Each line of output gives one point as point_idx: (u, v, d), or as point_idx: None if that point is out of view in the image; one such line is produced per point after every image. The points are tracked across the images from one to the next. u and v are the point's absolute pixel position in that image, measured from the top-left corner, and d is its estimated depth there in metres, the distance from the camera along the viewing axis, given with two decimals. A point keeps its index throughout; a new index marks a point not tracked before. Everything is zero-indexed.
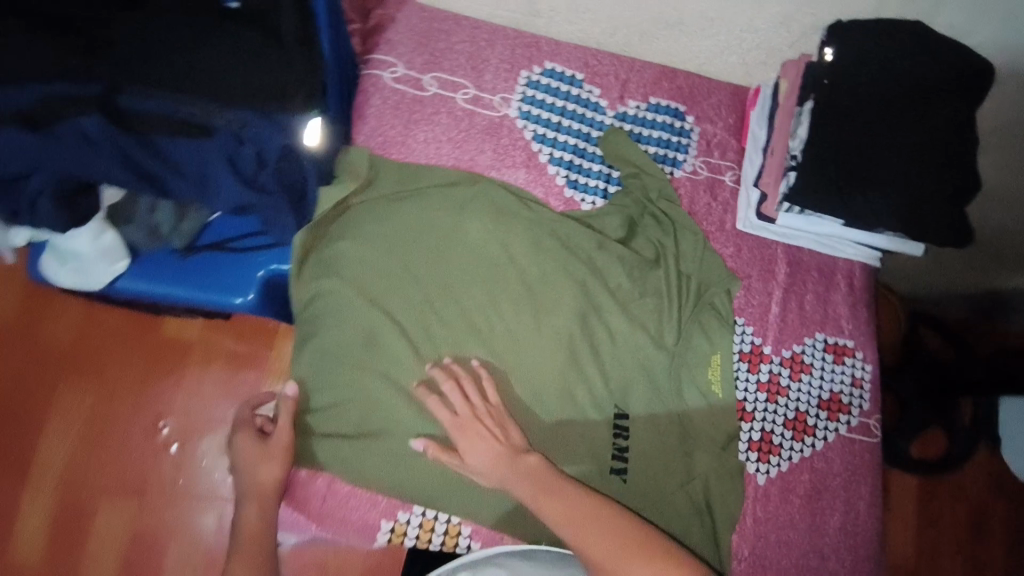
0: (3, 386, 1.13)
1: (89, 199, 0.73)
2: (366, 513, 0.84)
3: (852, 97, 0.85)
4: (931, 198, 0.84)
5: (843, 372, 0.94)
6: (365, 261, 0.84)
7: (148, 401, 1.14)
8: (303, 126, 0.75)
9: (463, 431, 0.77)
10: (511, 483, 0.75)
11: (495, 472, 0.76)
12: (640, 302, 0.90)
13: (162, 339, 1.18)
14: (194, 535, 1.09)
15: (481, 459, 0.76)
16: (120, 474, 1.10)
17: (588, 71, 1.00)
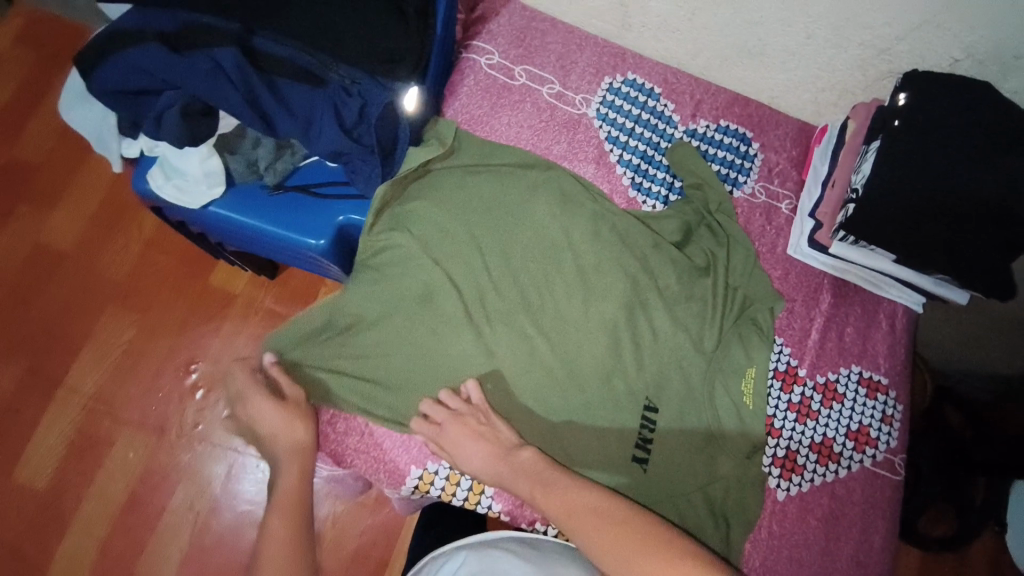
0: (60, 309, 1.26)
1: (207, 123, 0.82)
2: (397, 458, 0.88)
3: (919, 140, 0.89)
4: (979, 245, 0.88)
5: (874, 408, 0.96)
6: (436, 226, 0.92)
7: (186, 343, 1.26)
8: (404, 92, 0.86)
9: (450, 436, 0.81)
10: (507, 480, 0.80)
11: (491, 469, 0.80)
12: (686, 307, 0.95)
13: (209, 287, 1.30)
14: (203, 479, 1.20)
15: (473, 459, 0.81)
16: (144, 409, 1.22)
17: (666, 86, 1.07)
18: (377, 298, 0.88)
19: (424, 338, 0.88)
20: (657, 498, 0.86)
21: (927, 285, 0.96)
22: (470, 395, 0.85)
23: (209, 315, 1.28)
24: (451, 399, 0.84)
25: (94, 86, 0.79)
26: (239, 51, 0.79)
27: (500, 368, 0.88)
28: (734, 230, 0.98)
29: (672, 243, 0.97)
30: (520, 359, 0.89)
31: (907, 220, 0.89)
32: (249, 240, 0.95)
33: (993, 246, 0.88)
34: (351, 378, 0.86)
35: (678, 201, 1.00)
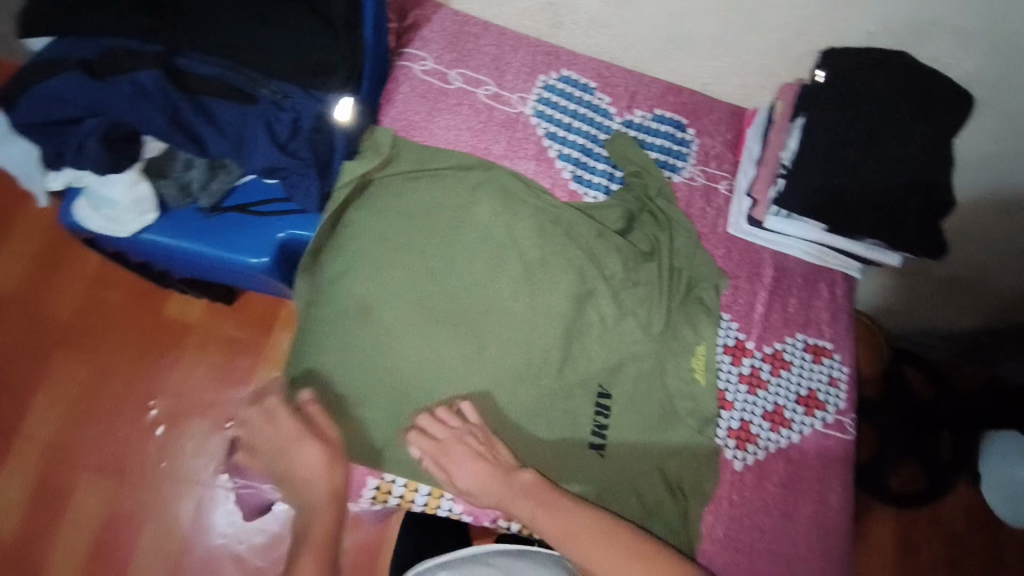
0: (5, 356, 1.22)
1: (133, 148, 0.82)
2: (351, 471, 0.85)
3: (839, 115, 0.93)
4: (907, 212, 0.92)
5: (820, 371, 1.01)
6: (378, 235, 0.92)
7: (141, 381, 1.24)
8: (336, 102, 0.87)
9: (447, 454, 0.82)
10: (503, 499, 0.81)
11: (491, 489, 0.82)
12: (634, 294, 0.98)
13: (163, 319, 1.28)
14: (172, 519, 1.18)
15: (472, 479, 0.82)
16: (103, 452, 1.19)
17: (600, 81, 1.10)
18: (324, 316, 0.89)
19: (372, 349, 0.87)
20: (620, 481, 0.89)
21: (861, 251, 1.00)
22: (465, 414, 0.84)
23: (166, 349, 1.26)
24: (454, 420, 0.83)
25: (16, 120, 0.78)
26: (162, 73, 0.79)
27: (454, 369, 0.88)
28: (674, 214, 1.02)
29: (618, 230, 1.00)
30: (471, 357, 0.89)
31: (832, 188, 0.92)
32: (188, 263, 0.95)
33: (918, 207, 0.92)
34: (308, 392, 0.86)
35: (619, 190, 1.02)
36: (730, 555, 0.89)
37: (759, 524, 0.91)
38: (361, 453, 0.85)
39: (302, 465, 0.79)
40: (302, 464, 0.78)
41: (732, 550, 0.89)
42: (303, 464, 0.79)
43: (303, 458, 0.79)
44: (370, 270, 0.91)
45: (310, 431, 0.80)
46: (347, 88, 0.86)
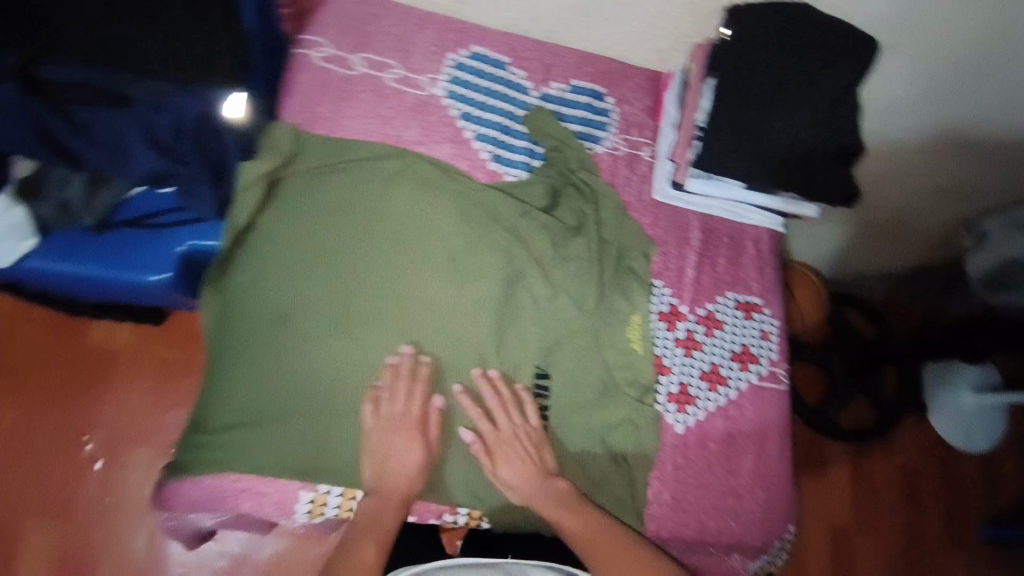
0: None
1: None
2: (283, 487, 0.85)
3: (747, 72, 0.92)
4: (819, 162, 0.94)
5: (752, 327, 1.03)
6: (290, 239, 0.89)
7: (71, 417, 1.16)
8: (223, 100, 0.80)
9: (503, 447, 0.87)
10: (538, 499, 0.85)
11: (527, 488, 0.86)
12: (564, 272, 0.97)
13: (86, 348, 1.20)
14: (125, 556, 1.12)
15: (517, 476, 0.86)
16: (41, 494, 1.12)
17: (513, 55, 1.06)
18: (245, 327, 0.88)
19: (295, 353, 0.87)
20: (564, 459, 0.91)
21: (780, 206, 1.02)
22: (531, 413, 0.89)
23: (94, 380, 1.19)
24: (530, 419, 0.89)
25: None
26: (18, 86, 0.73)
27: (383, 365, 0.89)
28: (598, 186, 1.01)
29: (542, 207, 0.98)
30: (399, 351, 0.89)
31: (743, 144, 0.93)
32: (92, 288, 0.91)
33: (829, 157, 0.94)
34: (234, 404, 0.86)
35: (541, 165, 1.01)
36: (678, 516, 0.91)
37: (703, 484, 0.93)
38: (292, 461, 0.85)
39: (394, 455, 0.84)
40: (393, 455, 0.84)
41: (680, 511, 0.92)
42: (397, 455, 0.85)
43: (399, 450, 0.85)
44: (286, 277, 0.89)
45: (405, 425, 0.85)
46: (235, 83, 0.80)
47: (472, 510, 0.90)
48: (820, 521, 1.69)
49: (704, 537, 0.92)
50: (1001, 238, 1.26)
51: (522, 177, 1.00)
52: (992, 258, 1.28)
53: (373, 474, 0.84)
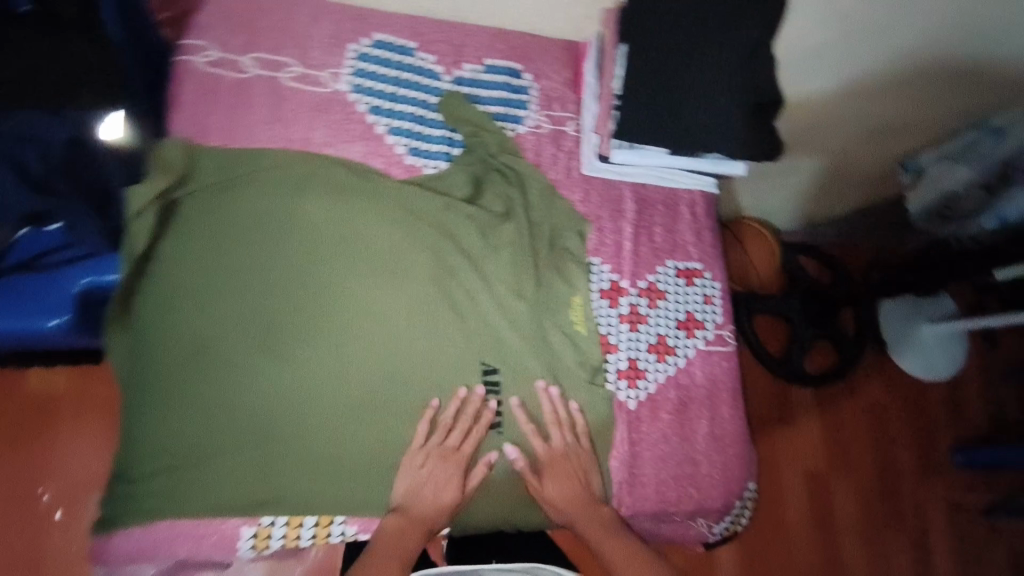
0: None
1: None
2: (221, 526, 0.82)
3: (653, 34, 0.90)
4: (736, 119, 0.91)
5: (695, 292, 1.01)
6: (198, 264, 0.85)
7: (24, 470, 1.09)
8: (100, 122, 0.74)
9: (553, 466, 0.87)
10: (581, 520, 0.86)
11: (572, 508, 0.87)
12: (497, 263, 0.94)
13: (25, 398, 1.12)
14: None
15: (561, 495, 0.87)
16: (9, 550, 1.05)
17: (419, 39, 1.00)
18: (161, 363, 0.83)
19: (220, 383, 0.83)
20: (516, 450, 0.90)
21: (707, 167, 1.00)
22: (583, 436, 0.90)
23: (40, 429, 1.11)
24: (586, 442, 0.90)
25: None
26: None
27: (316, 385, 0.85)
28: (522, 168, 0.98)
29: (465, 197, 0.95)
30: (331, 366, 0.86)
31: (660, 113, 0.91)
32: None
33: (746, 114, 0.92)
34: (161, 447, 0.81)
35: (460, 152, 0.97)
36: (637, 491, 0.91)
37: (659, 457, 0.92)
38: (233, 500, 0.82)
39: (447, 484, 0.85)
40: (447, 484, 0.85)
41: (638, 486, 0.91)
42: (445, 483, 0.85)
43: (449, 478, 0.85)
44: (198, 306, 0.84)
45: (450, 457, 0.86)
46: (116, 102, 0.74)
47: None
48: (796, 464, 1.75)
49: (665, 508, 0.91)
50: (939, 173, 1.27)
51: (443, 168, 0.95)
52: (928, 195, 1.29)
53: (408, 499, 0.84)
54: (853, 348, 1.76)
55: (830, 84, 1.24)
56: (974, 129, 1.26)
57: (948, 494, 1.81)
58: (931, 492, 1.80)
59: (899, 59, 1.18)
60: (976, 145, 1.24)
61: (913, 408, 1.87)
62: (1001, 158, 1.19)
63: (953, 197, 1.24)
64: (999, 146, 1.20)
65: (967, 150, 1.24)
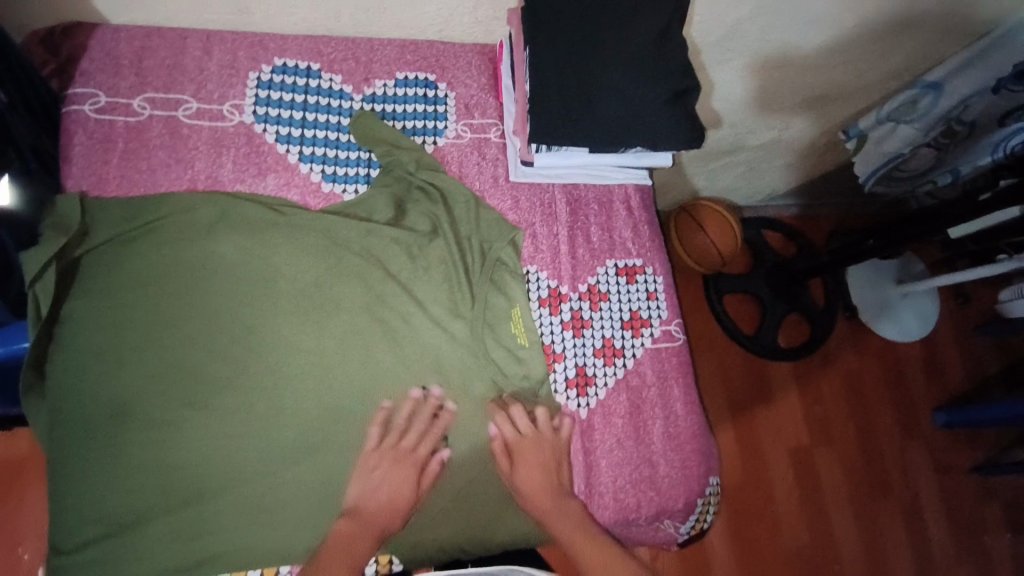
0: None
1: None
2: None
3: (556, 34, 0.87)
4: (652, 108, 0.88)
5: (638, 289, 0.99)
6: (104, 322, 0.78)
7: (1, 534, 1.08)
8: None
9: (524, 453, 0.83)
10: (552, 517, 0.82)
11: (541, 501, 0.82)
12: (429, 284, 0.90)
13: None
14: None
15: (532, 487, 0.83)
16: None
17: (323, 59, 0.96)
18: (76, 433, 0.76)
19: (144, 447, 0.77)
20: (473, 469, 0.85)
21: (631, 161, 0.97)
22: (560, 426, 0.87)
23: (10, 493, 1.10)
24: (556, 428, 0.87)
25: None
26: None
27: (248, 436, 0.79)
28: (446, 183, 0.93)
29: (388, 218, 0.91)
30: (261, 413, 0.80)
31: (572, 112, 0.87)
32: None
33: (662, 102, 0.89)
34: (89, 517, 0.75)
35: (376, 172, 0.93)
36: (595, 502, 0.88)
37: (615, 462, 0.90)
38: (167, 568, 0.75)
39: (405, 482, 0.79)
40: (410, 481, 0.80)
41: (596, 496, 0.88)
42: (401, 483, 0.79)
43: (407, 477, 0.80)
44: (108, 368, 0.77)
45: (406, 461, 0.81)
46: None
47: (380, 556, 0.82)
48: (778, 441, 1.74)
49: (627, 515, 0.89)
50: (883, 135, 1.35)
51: (363, 192, 0.91)
52: (876, 155, 1.41)
53: (359, 504, 0.78)
54: (824, 319, 1.80)
55: (755, 62, 1.24)
56: (912, 85, 1.27)
57: (933, 449, 1.82)
58: (915, 450, 1.81)
59: (818, 29, 1.17)
60: (917, 105, 1.27)
61: (888, 369, 1.87)
62: (941, 115, 1.27)
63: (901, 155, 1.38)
64: (939, 103, 1.25)
65: (909, 112, 1.28)
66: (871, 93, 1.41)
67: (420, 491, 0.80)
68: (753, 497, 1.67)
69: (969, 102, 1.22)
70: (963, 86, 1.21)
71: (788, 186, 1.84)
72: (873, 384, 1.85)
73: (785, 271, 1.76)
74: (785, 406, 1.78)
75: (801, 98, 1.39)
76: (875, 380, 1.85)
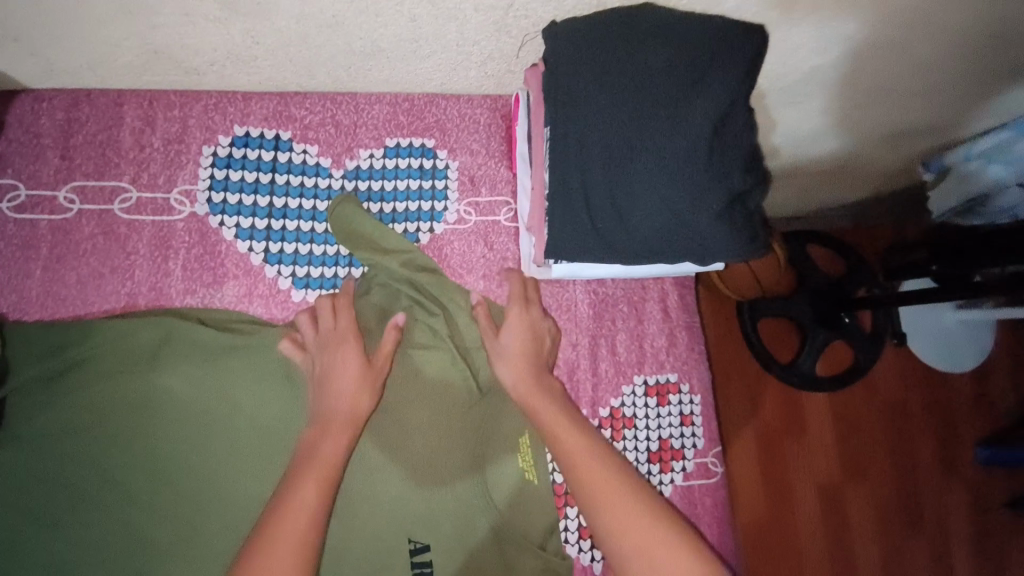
0: None
1: None
2: None
3: (585, 113, 0.69)
4: (702, 218, 0.68)
5: (670, 413, 0.83)
6: (31, 478, 0.66)
7: None
8: None
9: (511, 320, 0.75)
10: (521, 382, 0.71)
11: (525, 366, 0.73)
12: (419, 408, 0.75)
13: None
14: None
15: (512, 352, 0.73)
16: None
17: (295, 126, 0.78)
18: None
19: None
20: None
21: (671, 270, 0.79)
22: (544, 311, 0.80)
23: None
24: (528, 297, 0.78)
25: None
26: None
27: None
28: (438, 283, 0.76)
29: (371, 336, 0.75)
30: None
31: (596, 218, 0.70)
32: None
33: (719, 209, 0.69)
34: None
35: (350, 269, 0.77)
36: None
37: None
38: None
39: (347, 371, 0.68)
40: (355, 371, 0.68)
41: None
42: (354, 382, 0.68)
43: (349, 364, 0.69)
44: (40, 530, 0.66)
45: (334, 340, 0.70)
46: None
47: None
48: (807, 476, 1.61)
49: None
50: (966, 174, 1.10)
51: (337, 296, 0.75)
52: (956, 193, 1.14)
53: (319, 405, 0.68)
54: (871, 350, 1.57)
55: (830, 101, 1.00)
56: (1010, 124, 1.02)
57: (975, 500, 1.67)
58: (957, 498, 1.66)
59: (914, 71, 0.93)
60: (1008, 146, 1.01)
61: (939, 420, 1.69)
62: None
63: (981, 200, 1.09)
64: None
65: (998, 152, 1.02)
66: (964, 129, 1.17)
67: (375, 374, 0.70)
68: (779, 537, 1.57)
69: None
70: None
71: (842, 202, 1.60)
72: (920, 435, 1.67)
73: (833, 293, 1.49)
74: (819, 454, 1.63)
75: (878, 133, 1.14)
76: (923, 431, 1.68)
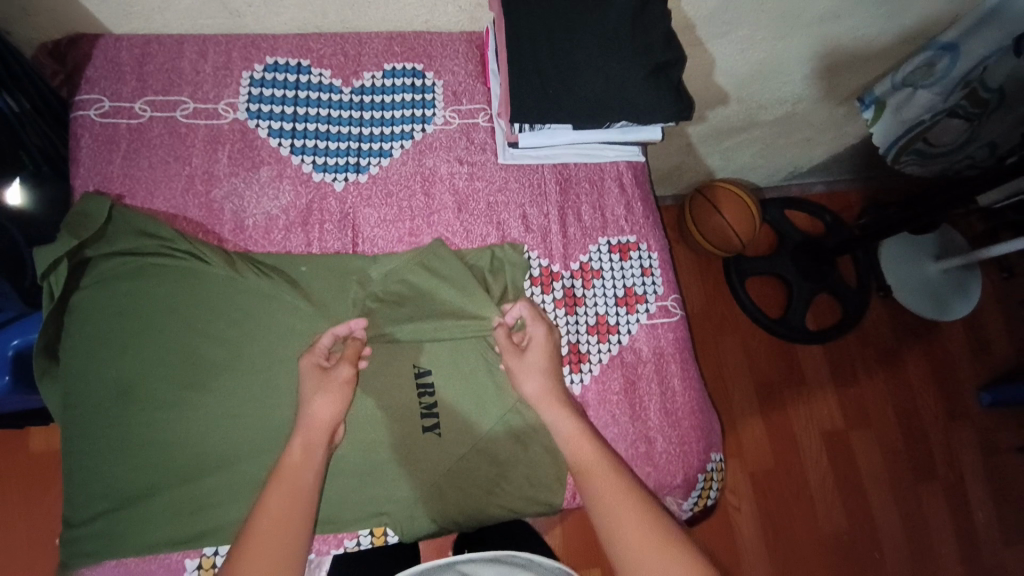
0: None
1: None
2: (164, 558, 0.80)
3: (530, 15, 0.88)
4: (632, 80, 0.88)
5: (631, 266, 0.98)
6: (108, 311, 0.84)
7: (38, 517, 1.20)
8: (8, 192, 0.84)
9: (532, 354, 0.84)
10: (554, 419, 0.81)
11: (542, 401, 0.82)
12: (419, 264, 0.91)
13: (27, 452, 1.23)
14: None
15: (536, 387, 0.83)
16: None
17: (312, 56, 0.99)
18: (83, 413, 0.81)
19: (147, 425, 0.81)
20: (465, 448, 0.86)
21: (618, 135, 0.96)
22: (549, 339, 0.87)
23: (48, 482, 1.22)
24: (552, 342, 0.86)
25: None
26: None
27: (240, 416, 0.83)
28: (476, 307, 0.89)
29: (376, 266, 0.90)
30: (257, 394, 0.83)
31: (549, 88, 0.88)
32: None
33: (645, 75, 0.89)
34: (95, 495, 0.80)
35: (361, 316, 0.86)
36: None
37: None
38: (170, 539, 0.79)
39: (310, 383, 0.79)
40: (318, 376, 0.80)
41: None
42: (321, 393, 0.79)
43: (310, 375, 0.80)
44: (114, 354, 0.83)
45: (315, 373, 0.80)
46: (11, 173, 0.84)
47: (373, 528, 0.85)
48: (812, 428, 1.61)
49: None
50: (901, 101, 1.29)
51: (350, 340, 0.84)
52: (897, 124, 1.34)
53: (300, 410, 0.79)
54: (856, 300, 1.64)
55: (756, 32, 1.15)
56: (926, 48, 1.21)
57: (986, 442, 1.65)
58: (961, 438, 1.65)
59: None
60: (933, 67, 1.21)
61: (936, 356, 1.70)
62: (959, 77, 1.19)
63: (921, 123, 1.30)
64: (955, 66, 1.18)
65: (924, 75, 1.22)
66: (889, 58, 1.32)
67: (342, 386, 0.80)
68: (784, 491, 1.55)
69: (988, 62, 1.13)
70: (977, 48, 1.13)
71: (809, 163, 1.71)
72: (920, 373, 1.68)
73: (813, 252, 1.61)
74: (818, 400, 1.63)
75: (818, 66, 1.27)
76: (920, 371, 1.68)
